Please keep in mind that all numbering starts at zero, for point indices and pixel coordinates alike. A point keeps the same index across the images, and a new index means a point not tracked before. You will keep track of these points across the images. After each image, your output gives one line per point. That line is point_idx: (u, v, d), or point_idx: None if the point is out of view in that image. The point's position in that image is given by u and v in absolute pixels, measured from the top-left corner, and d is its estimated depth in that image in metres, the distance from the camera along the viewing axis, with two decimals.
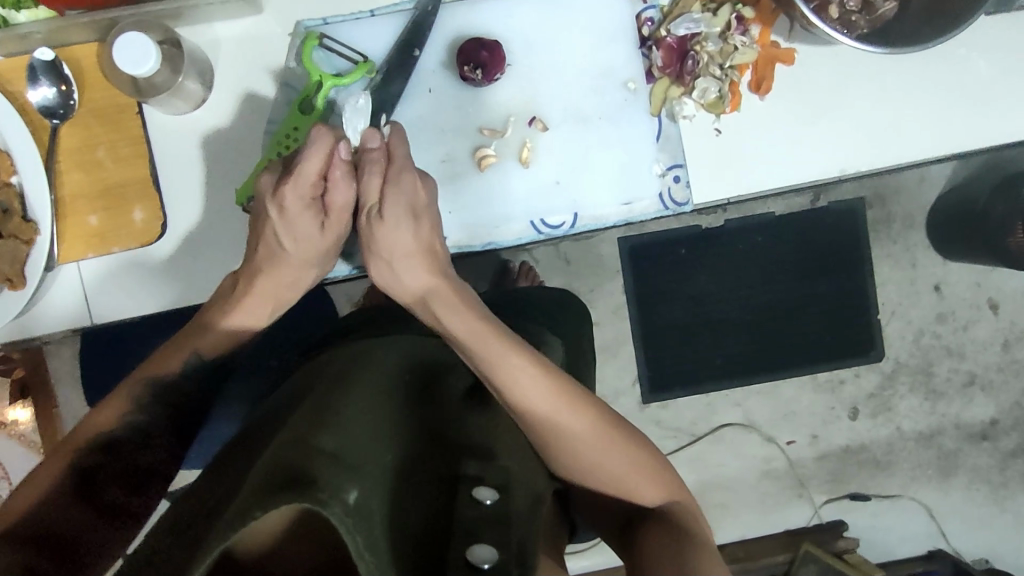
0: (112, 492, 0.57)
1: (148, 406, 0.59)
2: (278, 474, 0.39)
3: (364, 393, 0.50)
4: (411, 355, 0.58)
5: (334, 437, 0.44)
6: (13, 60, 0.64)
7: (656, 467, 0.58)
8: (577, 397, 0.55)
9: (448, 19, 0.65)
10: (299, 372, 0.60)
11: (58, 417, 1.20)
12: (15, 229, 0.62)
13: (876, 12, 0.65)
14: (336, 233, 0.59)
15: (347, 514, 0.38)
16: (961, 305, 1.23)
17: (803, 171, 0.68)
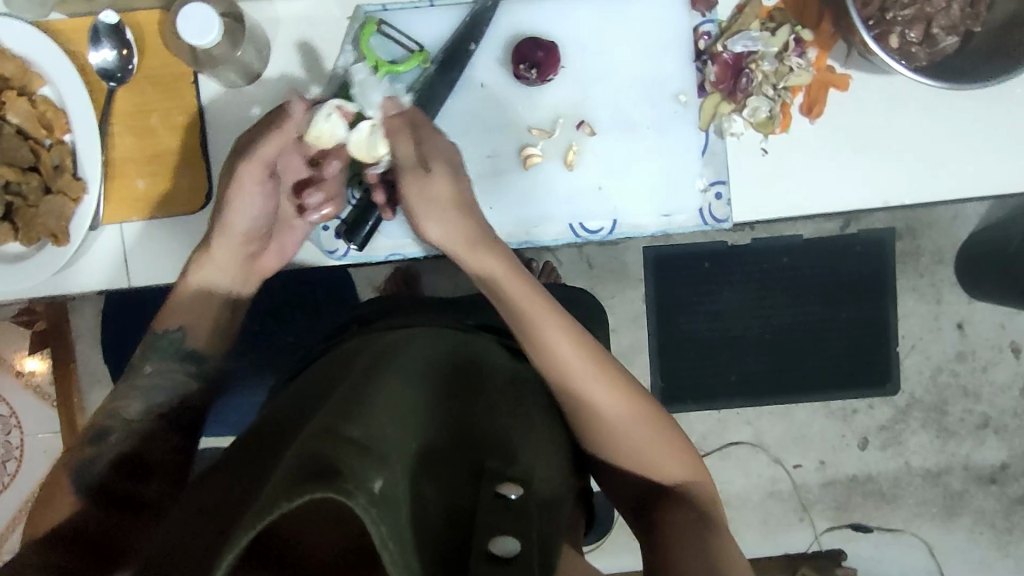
0: (120, 485, 0.54)
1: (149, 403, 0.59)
2: (302, 463, 0.36)
3: (393, 388, 0.48)
4: (438, 354, 0.56)
5: (360, 425, 0.42)
6: (77, 20, 0.65)
7: (674, 443, 0.58)
8: (603, 367, 0.56)
9: (506, 16, 0.65)
10: (327, 367, 0.59)
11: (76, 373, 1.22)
12: (65, 185, 0.62)
13: (937, 45, 0.64)
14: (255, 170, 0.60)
15: (373, 504, 0.35)
16: (983, 345, 1.22)
17: (843, 198, 0.67)
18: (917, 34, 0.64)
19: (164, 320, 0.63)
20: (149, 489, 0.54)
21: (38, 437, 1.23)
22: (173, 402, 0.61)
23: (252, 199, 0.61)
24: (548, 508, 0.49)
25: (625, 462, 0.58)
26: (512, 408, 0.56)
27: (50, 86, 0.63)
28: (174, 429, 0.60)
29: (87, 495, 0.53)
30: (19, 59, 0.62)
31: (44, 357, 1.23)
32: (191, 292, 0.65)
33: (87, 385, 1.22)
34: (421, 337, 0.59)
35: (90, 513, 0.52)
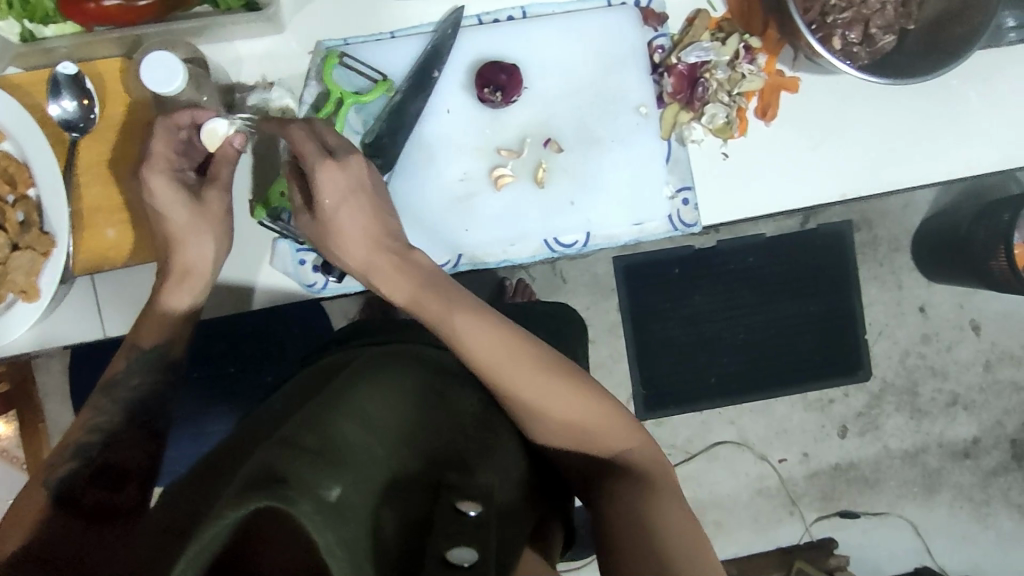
0: (92, 495, 0.56)
1: (119, 419, 0.60)
2: (250, 473, 0.39)
3: (358, 396, 0.50)
4: (411, 359, 0.58)
5: (314, 434, 0.44)
6: (35, 73, 0.64)
7: (585, 393, 0.59)
8: (513, 343, 0.58)
9: (468, 42, 0.67)
10: (300, 378, 0.61)
11: (45, 433, 1.18)
12: (32, 240, 0.61)
13: (875, 45, 0.67)
14: (204, 209, 0.61)
15: (317, 511, 0.39)
16: (945, 326, 1.27)
17: (804, 194, 0.70)
18: (857, 35, 0.67)
19: (142, 334, 0.62)
20: (126, 497, 0.57)
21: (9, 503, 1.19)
22: (151, 412, 0.62)
23: (203, 232, 0.61)
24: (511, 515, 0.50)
25: (568, 442, 0.59)
26: (479, 416, 0.58)
27: (10, 141, 0.63)
28: (148, 438, 0.61)
29: (57, 503, 0.55)
30: None
31: (8, 420, 1.19)
32: (168, 301, 0.62)
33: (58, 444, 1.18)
34: (395, 348, 0.61)
35: (71, 524, 0.54)
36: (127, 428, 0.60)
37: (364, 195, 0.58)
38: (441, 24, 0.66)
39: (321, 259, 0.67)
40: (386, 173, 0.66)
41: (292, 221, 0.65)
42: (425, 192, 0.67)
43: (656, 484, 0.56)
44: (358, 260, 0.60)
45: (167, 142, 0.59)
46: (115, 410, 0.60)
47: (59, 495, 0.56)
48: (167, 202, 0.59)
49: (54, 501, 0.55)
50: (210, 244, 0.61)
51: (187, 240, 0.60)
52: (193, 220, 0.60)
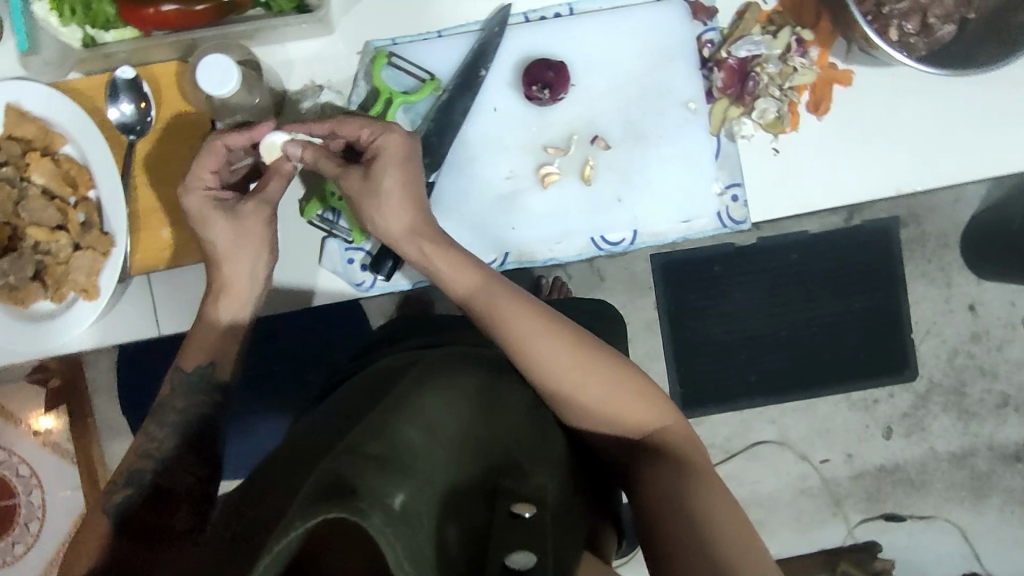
0: (144, 518, 0.58)
1: (168, 444, 0.61)
2: (323, 483, 0.42)
3: (414, 405, 0.52)
4: (470, 362, 0.60)
5: (380, 443, 0.48)
6: (94, 77, 0.66)
7: (629, 377, 0.59)
8: (554, 324, 0.58)
9: (514, 41, 0.67)
10: (354, 383, 0.65)
11: (94, 426, 1.21)
12: (93, 240, 0.63)
13: (934, 35, 0.65)
14: (242, 229, 0.61)
15: (387, 523, 0.41)
16: (995, 325, 1.23)
17: (854, 191, 0.68)
18: (915, 26, 0.65)
19: (187, 359, 0.64)
20: (176, 519, 0.58)
21: (59, 495, 1.23)
22: (199, 433, 0.63)
23: (243, 252, 0.62)
24: (567, 517, 0.53)
25: (612, 423, 0.58)
26: (529, 412, 0.60)
27: (72, 144, 0.65)
28: (196, 459, 0.62)
29: (114, 530, 0.57)
30: (40, 120, 0.64)
31: (59, 414, 1.23)
32: (207, 323, 0.64)
33: (107, 438, 1.22)
34: (452, 350, 0.63)
35: (123, 547, 0.56)
36: (177, 452, 0.61)
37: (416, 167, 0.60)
38: (488, 22, 0.66)
39: (369, 258, 0.67)
40: (434, 171, 0.66)
41: (337, 220, 0.67)
42: (472, 189, 0.67)
43: (700, 469, 0.56)
44: (403, 225, 0.59)
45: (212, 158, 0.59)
46: (164, 434, 0.62)
47: (114, 523, 0.57)
48: (204, 223, 0.60)
49: (111, 527, 0.57)
50: (249, 263, 0.62)
51: (228, 260, 0.62)
52: (232, 239, 0.61)
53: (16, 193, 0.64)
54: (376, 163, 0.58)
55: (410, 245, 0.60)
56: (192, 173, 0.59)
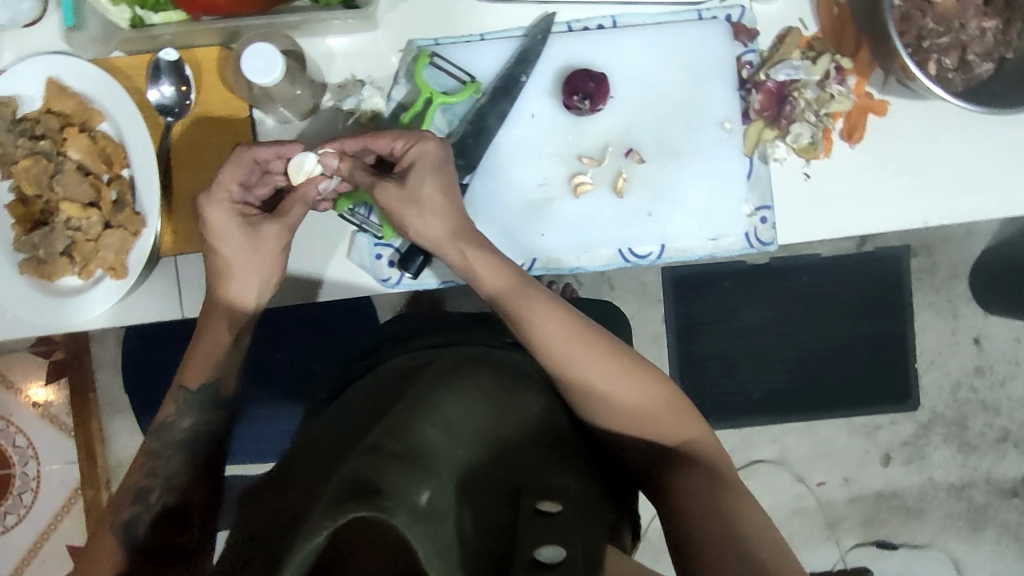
0: (156, 537, 0.58)
1: (175, 461, 0.61)
2: (346, 484, 0.43)
3: (434, 406, 0.53)
4: (488, 366, 0.61)
5: (400, 442, 0.48)
6: (135, 57, 0.66)
7: (648, 378, 0.60)
8: (586, 335, 0.60)
9: (556, 49, 0.67)
10: (374, 380, 0.66)
11: (95, 401, 1.21)
12: (124, 220, 0.64)
13: (972, 72, 0.66)
14: (265, 244, 0.62)
15: (412, 522, 0.42)
16: (1001, 360, 1.23)
17: (881, 220, 0.69)
18: (953, 61, 0.66)
19: (189, 377, 0.63)
20: (189, 536, 0.59)
21: (54, 468, 1.22)
22: (206, 446, 0.63)
23: (260, 263, 0.63)
24: (595, 511, 0.53)
25: (633, 426, 0.60)
26: (548, 414, 0.60)
27: (109, 122, 0.65)
28: (204, 473, 0.62)
29: (130, 553, 0.56)
30: (80, 95, 0.64)
31: (61, 387, 1.22)
32: (210, 341, 0.63)
33: (107, 414, 1.21)
34: (472, 352, 0.64)
35: (139, 566, 0.56)
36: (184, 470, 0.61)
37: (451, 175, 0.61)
38: (531, 29, 0.67)
39: (398, 255, 0.68)
40: (469, 173, 0.66)
41: (369, 216, 0.67)
42: (506, 193, 0.67)
43: (726, 479, 0.57)
44: (443, 230, 0.60)
45: (238, 172, 0.60)
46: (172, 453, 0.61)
47: (128, 544, 0.57)
48: (220, 232, 0.61)
49: (127, 554, 0.56)
50: (262, 275, 0.63)
51: (239, 273, 0.62)
52: (250, 250, 0.62)
53: (51, 166, 0.64)
54: (414, 173, 0.59)
55: (451, 247, 0.60)
56: (217, 184, 0.60)
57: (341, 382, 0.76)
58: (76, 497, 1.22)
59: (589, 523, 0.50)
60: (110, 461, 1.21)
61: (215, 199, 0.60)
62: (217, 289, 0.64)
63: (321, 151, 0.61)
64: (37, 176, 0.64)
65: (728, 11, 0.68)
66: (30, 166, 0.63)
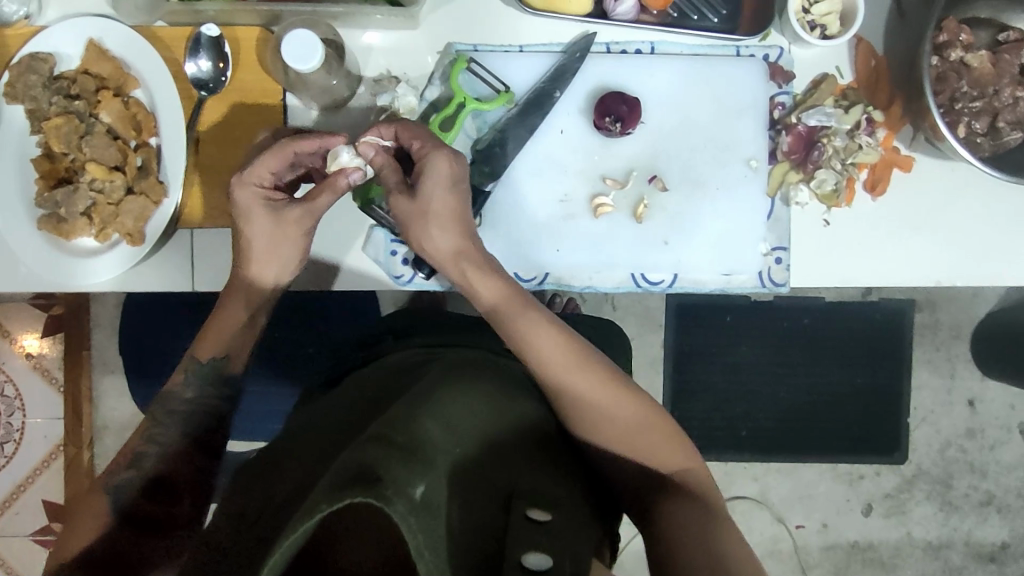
0: (145, 506, 0.58)
1: (173, 435, 0.61)
2: (347, 471, 0.43)
3: (435, 404, 0.54)
4: (488, 374, 0.62)
5: (402, 434, 0.49)
6: (176, 28, 0.66)
7: (636, 401, 0.62)
8: (581, 354, 0.61)
9: (593, 69, 0.68)
10: (369, 374, 0.67)
11: (87, 360, 1.21)
12: (147, 187, 0.64)
13: (1000, 139, 0.66)
14: (285, 235, 0.62)
15: (410, 512, 0.42)
16: (993, 424, 1.23)
17: (893, 275, 0.69)
18: (983, 126, 0.66)
19: (202, 349, 0.64)
20: (178, 510, 0.59)
21: (38, 421, 1.22)
22: (204, 423, 0.63)
23: (278, 253, 0.63)
24: (582, 524, 0.53)
25: (619, 448, 0.60)
26: (542, 426, 0.61)
27: (143, 89, 0.65)
28: (200, 448, 0.61)
29: (117, 516, 0.57)
30: (117, 60, 0.64)
31: (55, 342, 1.22)
32: (223, 322, 0.64)
33: (98, 374, 1.21)
34: (473, 357, 0.65)
35: (125, 534, 0.56)
36: (181, 444, 0.61)
37: (462, 193, 0.60)
38: (571, 46, 0.67)
39: (413, 254, 0.68)
40: (492, 182, 0.66)
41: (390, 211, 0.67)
42: (526, 205, 0.68)
43: (711, 505, 0.58)
44: (449, 248, 0.61)
45: (273, 161, 0.60)
46: (171, 426, 0.61)
47: (116, 507, 0.58)
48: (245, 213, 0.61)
49: (114, 518, 0.57)
50: (275, 267, 0.64)
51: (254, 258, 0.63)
52: (270, 240, 0.62)
53: (82, 127, 0.64)
54: (423, 185, 0.59)
55: (454, 266, 0.62)
56: (251, 169, 0.60)
57: (338, 370, 0.76)
58: (57, 452, 1.22)
59: (576, 535, 0.51)
60: (96, 421, 1.21)
61: (247, 183, 0.60)
62: (237, 268, 0.64)
63: (357, 142, 0.59)
64: (66, 136, 0.64)
65: (767, 50, 0.68)
66: (61, 125, 0.63)
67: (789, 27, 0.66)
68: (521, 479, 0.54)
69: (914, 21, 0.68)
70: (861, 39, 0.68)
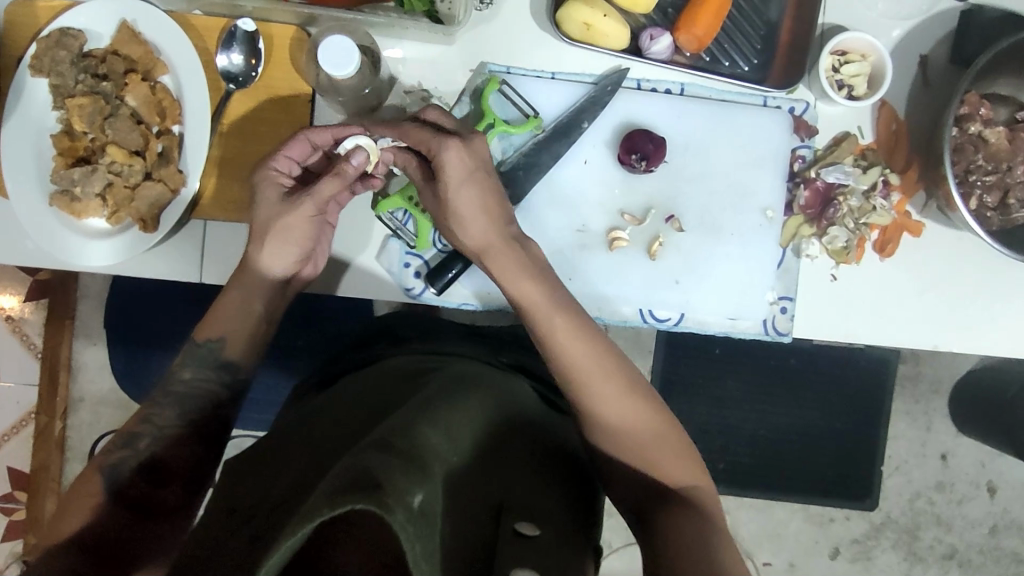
0: (138, 488, 0.57)
1: (173, 420, 0.60)
2: (348, 475, 0.43)
3: (436, 414, 0.54)
4: (486, 390, 0.62)
5: (403, 441, 0.49)
6: (212, 19, 0.66)
7: (648, 405, 0.59)
8: (602, 359, 0.59)
9: (622, 104, 0.68)
10: (373, 373, 0.66)
11: (69, 329, 1.18)
12: (165, 175, 0.63)
13: (1009, 215, 0.67)
14: (300, 215, 0.61)
15: (407, 520, 0.42)
16: (963, 479, 1.26)
17: (891, 334, 0.70)
18: (994, 200, 0.67)
19: (202, 330, 0.63)
20: (168, 494, 0.57)
21: (12, 386, 1.19)
22: (204, 408, 0.62)
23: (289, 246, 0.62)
24: (574, 536, 0.53)
25: (627, 454, 0.58)
26: (539, 440, 0.61)
27: (171, 76, 0.65)
28: (196, 436, 0.60)
29: (108, 497, 0.55)
30: (148, 44, 0.64)
31: (38, 307, 1.20)
32: (227, 308, 0.64)
33: (79, 344, 1.19)
34: (475, 370, 0.65)
35: (116, 515, 0.55)
36: (181, 430, 0.60)
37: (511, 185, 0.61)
38: (603, 78, 0.68)
39: (426, 268, 0.68)
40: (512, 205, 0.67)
41: (405, 222, 0.68)
42: (546, 230, 0.68)
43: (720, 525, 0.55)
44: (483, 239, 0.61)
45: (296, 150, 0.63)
46: (172, 411, 0.60)
47: (110, 486, 0.56)
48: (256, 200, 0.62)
49: (105, 496, 0.55)
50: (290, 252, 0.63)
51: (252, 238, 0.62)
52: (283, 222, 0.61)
53: (106, 109, 0.64)
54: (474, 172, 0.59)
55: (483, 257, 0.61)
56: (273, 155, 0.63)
57: (331, 370, 0.74)
58: (30, 419, 1.19)
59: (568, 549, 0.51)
60: (73, 392, 1.19)
61: (272, 172, 0.62)
62: (249, 258, 0.64)
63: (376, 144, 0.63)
64: (90, 115, 0.63)
65: (793, 104, 0.69)
66: (85, 105, 0.63)
67: (818, 84, 0.68)
68: (514, 491, 0.54)
69: (938, 89, 0.69)
70: (885, 103, 0.69)
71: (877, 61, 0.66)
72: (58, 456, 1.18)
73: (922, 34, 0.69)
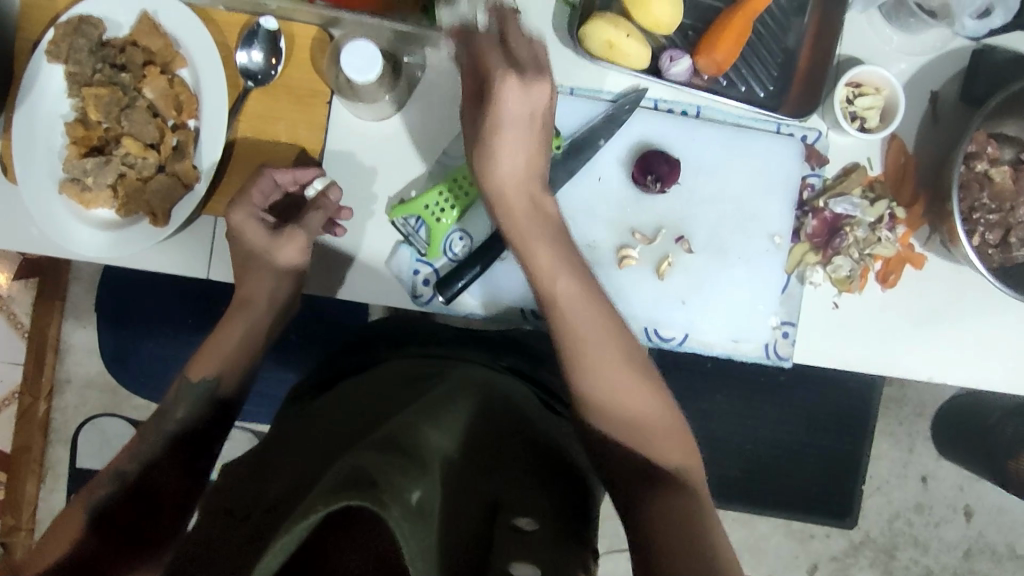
0: (124, 517, 0.56)
1: (159, 449, 0.60)
2: (344, 476, 0.43)
3: (432, 416, 0.54)
4: (482, 394, 0.62)
5: (400, 441, 0.49)
6: (234, 14, 0.66)
7: (643, 381, 0.58)
8: (608, 330, 0.57)
9: (638, 123, 0.69)
10: (372, 378, 0.66)
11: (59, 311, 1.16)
12: (180, 170, 0.63)
13: (1010, 254, 0.69)
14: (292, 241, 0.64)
15: (404, 516, 0.42)
16: (941, 503, 1.28)
17: (888, 363, 0.71)
18: (996, 238, 0.69)
19: (197, 367, 0.64)
20: (158, 523, 0.57)
21: None
22: (191, 433, 0.62)
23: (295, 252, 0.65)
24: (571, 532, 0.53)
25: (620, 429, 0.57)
26: (540, 440, 0.61)
27: (190, 69, 0.64)
28: (181, 463, 0.60)
29: (91, 528, 0.54)
30: (168, 36, 0.63)
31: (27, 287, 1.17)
32: (227, 332, 0.65)
33: (69, 327, 1.18)
34: (475, 373, 0.66)
35: (99, 547, 0.54)
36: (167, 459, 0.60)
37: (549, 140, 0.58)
38: (621, 97, 0.68)
39: (435, 276, 0.68)
40: None
41: (418, 228, 0.67)
42: None
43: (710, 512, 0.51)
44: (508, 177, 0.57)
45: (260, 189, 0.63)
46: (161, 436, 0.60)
47: (93, 519, 0.55)
48: (242, 230, 0.64)
49: (87, 528, 0.54)
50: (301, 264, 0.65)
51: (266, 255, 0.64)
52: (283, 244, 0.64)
53: (123, 100, 0.64)
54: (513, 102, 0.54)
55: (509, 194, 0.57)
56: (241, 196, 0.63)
57: (332, 372, 0.74)
58: (12, 400, 1.17)
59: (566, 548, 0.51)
60: (60, 372, 1.18)
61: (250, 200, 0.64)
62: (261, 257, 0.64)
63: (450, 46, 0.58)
64: (106, 106, 0.63)
65: (805, 132, 0.70)
66: (103, 95, 0.63)
67: (831, 113, 0.69)
68: (510, 491, 0.54)
69: (947, 125, 0.71)
70: (895, 137, 0.70)
71: (891, 95, 0.67)
72: (40, 438, 1.17)
73: (934, 70, 0.70)
